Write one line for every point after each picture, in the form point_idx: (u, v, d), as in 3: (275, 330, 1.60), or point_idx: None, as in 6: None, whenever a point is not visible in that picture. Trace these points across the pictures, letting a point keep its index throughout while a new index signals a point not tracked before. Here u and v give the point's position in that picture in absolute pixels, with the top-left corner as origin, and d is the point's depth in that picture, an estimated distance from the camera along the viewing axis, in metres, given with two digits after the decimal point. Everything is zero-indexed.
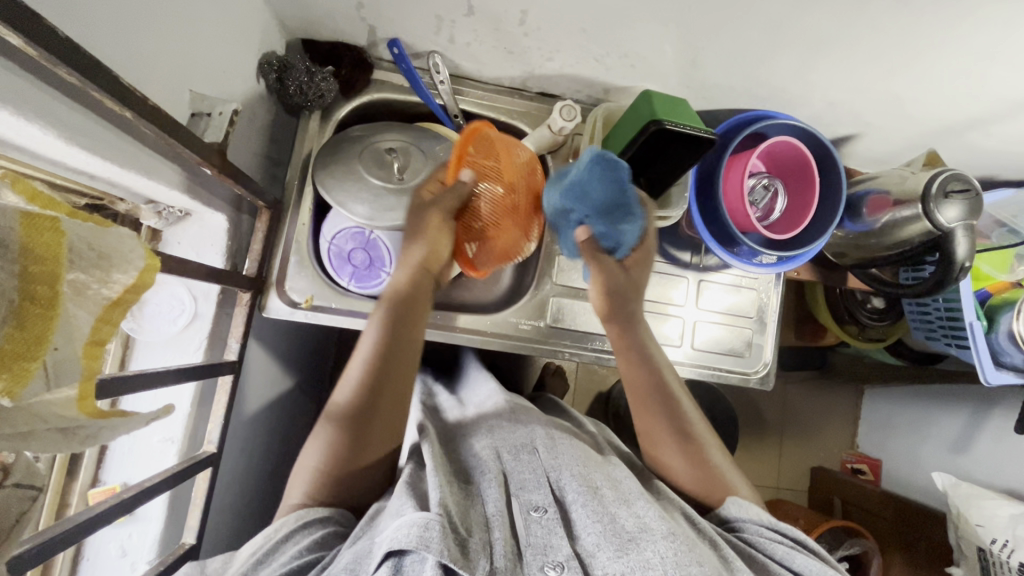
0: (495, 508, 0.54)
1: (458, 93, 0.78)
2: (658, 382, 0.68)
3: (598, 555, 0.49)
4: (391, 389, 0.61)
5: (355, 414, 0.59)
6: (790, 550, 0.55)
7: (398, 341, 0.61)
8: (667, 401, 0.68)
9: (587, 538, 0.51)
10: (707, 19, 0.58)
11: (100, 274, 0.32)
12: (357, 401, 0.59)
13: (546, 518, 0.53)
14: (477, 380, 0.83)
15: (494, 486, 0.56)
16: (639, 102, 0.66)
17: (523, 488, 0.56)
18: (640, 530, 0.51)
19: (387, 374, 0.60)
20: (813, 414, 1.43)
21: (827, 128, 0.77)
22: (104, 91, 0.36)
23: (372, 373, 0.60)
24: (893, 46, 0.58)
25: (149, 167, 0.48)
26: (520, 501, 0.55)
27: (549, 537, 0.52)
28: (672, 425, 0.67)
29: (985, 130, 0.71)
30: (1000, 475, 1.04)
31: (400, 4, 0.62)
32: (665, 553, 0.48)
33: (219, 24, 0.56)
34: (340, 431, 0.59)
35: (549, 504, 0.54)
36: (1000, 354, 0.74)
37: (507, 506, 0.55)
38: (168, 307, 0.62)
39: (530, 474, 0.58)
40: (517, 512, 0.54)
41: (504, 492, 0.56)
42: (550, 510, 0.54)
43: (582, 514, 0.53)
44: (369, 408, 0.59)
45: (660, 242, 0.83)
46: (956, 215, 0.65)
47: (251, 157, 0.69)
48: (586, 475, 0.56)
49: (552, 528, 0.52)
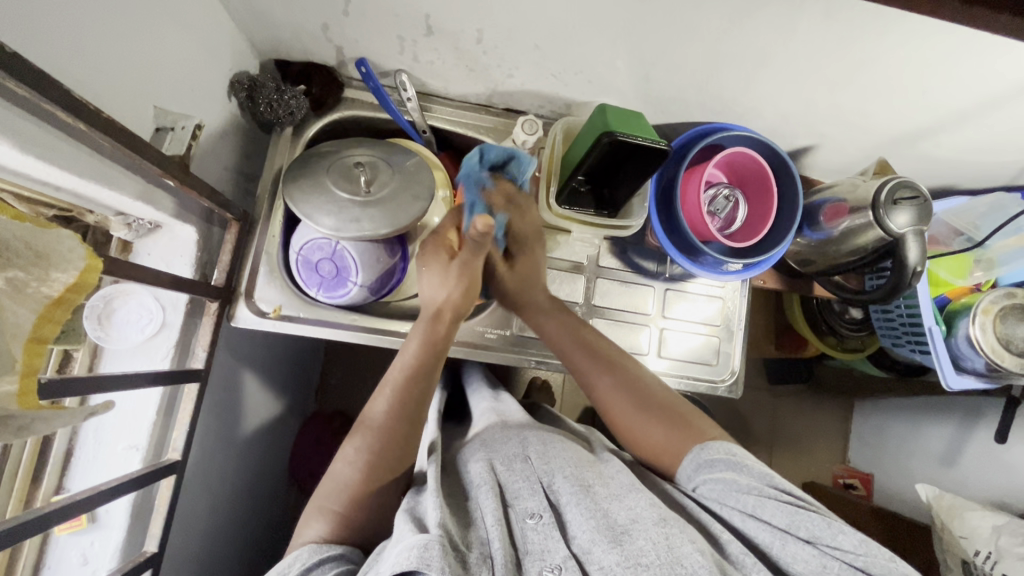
0: (492, 519, 0.51)
1: (426, 110, 0.81)
2: (579, 338, 0.71)
3: (593, 550, 0.48)
4: (417, 414, 0.62)
5: (385, 432, 0.60)
6: (760, 500, 0.53)
7: (425, 374, 0.64)
8: (595, 353, 0.70)
9: (581, 536, 0.49)
10: (651, 37, 0.61)
11: (38, 272, 0.34)
12: (388, 423, 0.61)
13: (542, 524, 0.51)
14: (480, 396, 0.82)
15: (488, 496, 0.54)
16: (595, 116, 0.68)
17: (518, 497, 0.54)
18: (632, 521, 0.50)
19: (412, 402, 0.62)
20: (803, 428, 1.41)
21: (784, 139, 0.80)
22: (52, 101, 0.38)
23: (399, 398, 0.62)
24: (830, 62, 0.61)
25: (109, 177, 0.50)
26: (516, 510, 0.53)
27: (546, 542, 0.49)
28: (610, 373, 0.68)
29: (935, 140, 0.74)
30: (988, 486, 1.00)
31: (363, 26, 0.66)
32: (657, 538, 0.47)
33: (184, 44, 0.59)
34: (369, 445, 0.59)
35: (543, 509, 0.52)
36: (962, 359, 0.76)
37: (503, 516, 0.52)
38: (136, 316, 0.63)
39: (525, 482, 0.56)
40: (514, 521, 0.52)
41: (499, 503, 0.53)
42: (545, 515, 0.52)
43: (576, 513, 0.51)
44: (400, 429, 0.61)
45: (626, 252, 0.84)
46: (907, 221, 0.67)
47: (224, 172, 0.72)
48: (578, 475, 0.55)
49: (548, 533, 0.50)
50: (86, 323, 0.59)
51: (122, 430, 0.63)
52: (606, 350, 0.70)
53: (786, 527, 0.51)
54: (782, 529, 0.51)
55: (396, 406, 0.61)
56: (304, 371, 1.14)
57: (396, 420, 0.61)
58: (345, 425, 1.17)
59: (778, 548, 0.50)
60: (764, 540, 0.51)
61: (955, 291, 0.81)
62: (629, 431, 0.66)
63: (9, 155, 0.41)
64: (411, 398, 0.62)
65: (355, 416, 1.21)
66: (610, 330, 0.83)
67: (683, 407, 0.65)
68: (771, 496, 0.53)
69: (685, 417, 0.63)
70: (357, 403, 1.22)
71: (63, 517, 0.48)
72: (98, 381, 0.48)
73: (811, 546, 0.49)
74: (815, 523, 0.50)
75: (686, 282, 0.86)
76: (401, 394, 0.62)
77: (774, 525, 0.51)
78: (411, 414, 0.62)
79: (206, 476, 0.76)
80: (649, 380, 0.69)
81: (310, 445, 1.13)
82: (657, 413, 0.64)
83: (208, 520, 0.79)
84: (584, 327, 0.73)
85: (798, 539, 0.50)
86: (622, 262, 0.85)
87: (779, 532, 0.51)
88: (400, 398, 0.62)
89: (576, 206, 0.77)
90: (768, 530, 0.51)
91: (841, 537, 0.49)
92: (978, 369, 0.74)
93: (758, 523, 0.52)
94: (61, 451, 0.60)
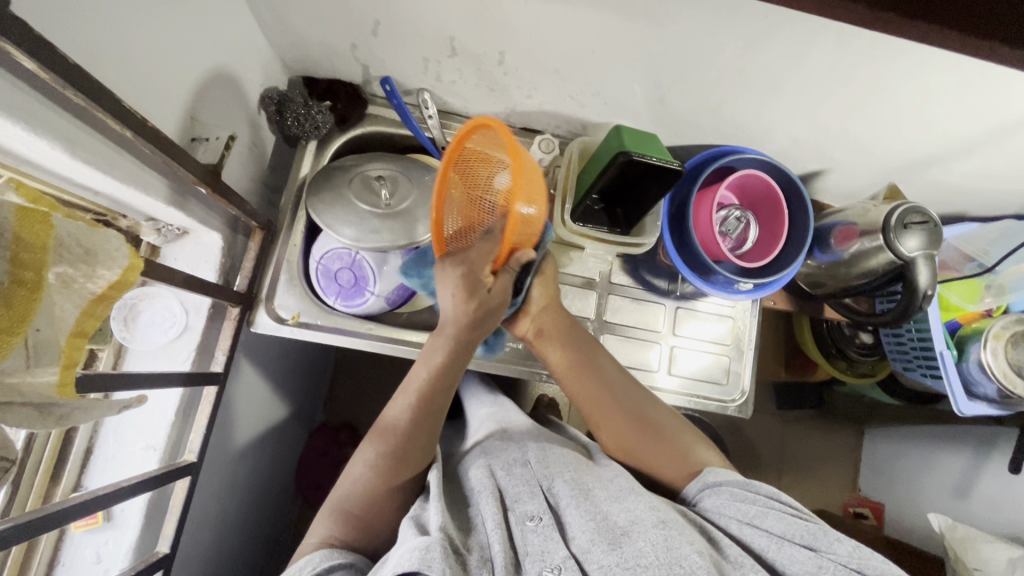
0: (492, 523, 0.51)
1: (446, 127, 0.84)
2: (589, 362, 0.70)
3: (592, 550, 0.48)
4: (432, 432, 0.63)
5: (406, 436, 0.61)
6: (760, 509, 0.53)
7: (444, 388, 0.64)
8: (602, 375, 0.69)
9: (581, 537, 0.49)
10: (667, 61, 0.63)
11: (86, 269, 0.36)
12: (411, 426, 0.61)
13: (542, 527, 0.51)
14: (479, 404, 0.81)
15: (489, 501, 0.54)
16: (611, 135, 0.70)
17: (518, 501, 0.54)
18: (632, 523, 0.50)
19: (429, 420, 0.62)
20: (813, 455, 1.38)
21: (795, 163, 0.82)
22: (103, 109, 0.41)
23: (420, 410, 0.62)
24: (840, 89, 0.63)
25: (148, 184, 0.53)
26: (515, 514, 0.53)
27: (545, 544, 0.49)
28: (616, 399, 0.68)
29: (946, 167, 0.75)
30: (1002, 518, 0.97)
31: (389, 45, 0.69)
32: (657, 539, 0.47)
33: (219, 59, 0.62)
34: (388, 447, 0.60)
35: (543, 512, 0.52)
36: (974, 385, 0.76)
37: (502, 520, 0.52)
38: (161, 318, 0.65)
39: (525, 486, 0.56)
40: (514, 524, 0.52)
41: (500, 508, 0.53)
42: (545, 518, 0.52)
43: (576, 516, 0.51)
44: (415, 438, 0.61)
45: (638, 270, 0.86)
46: (917, 244, 0.68)
47: (250, 182, 0.74)
48: (578, 479, 0.56)
49: (548, 535, 0.50)
50: (114, 323, 0.62)
51: (142, 429, 0.64)
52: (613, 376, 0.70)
53: (783, 534, 0.51)
54: (779, 536, 0.51)
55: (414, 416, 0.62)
56: (314, 381, 1.15)
57: (415, 429, 0.61)
58: (352, 437, 1.17)
59: (774, 552, 0.50)
60: (761, 546, 0.51)
61: (966, 316, 0.83)
62: (621, 442, 0.67)
63: (58, 158, 0.43)
64: (430, 417, 0.63)
65: (361, 428, 1.21)
66: (621, 347, 0.84)
67: (681, 436, 0.65)
68: (774, 507, 0.53)
69: (677, 443, 0.65)
70: (364, 415, 1.23)
71: (82, 513, 0.49)
72: (121, 378, 0.49)
73: (810, 550, 0.49)
74: (812, 531, 0.50)
75: (697, 301, 0.87)
76: (424, 402, 0.63)
77: (772, 533, 0.51)
78: (427, 432, 0.62)
79: (214, 481, 0.77)
80: (646, 399, 0.69)
81: (316, 456, 1.12)
82: (646, 434, 0.65)
83: (214, 525, 0.79)
84: (596, 355, 0.71)
85: (796, 545, 0.50)
86: (633, 279, 0.86)
87: (776, 538, 0.50)
88: (423, 408, 0.62)
89: (588, 222, 0.79)
90: (765, 536, 0.51)
91: (837, 544, 0.49)
92: (991, 396, 0.74)
93: (755, 530, 0.52)
94: (81, 448, 0.61)
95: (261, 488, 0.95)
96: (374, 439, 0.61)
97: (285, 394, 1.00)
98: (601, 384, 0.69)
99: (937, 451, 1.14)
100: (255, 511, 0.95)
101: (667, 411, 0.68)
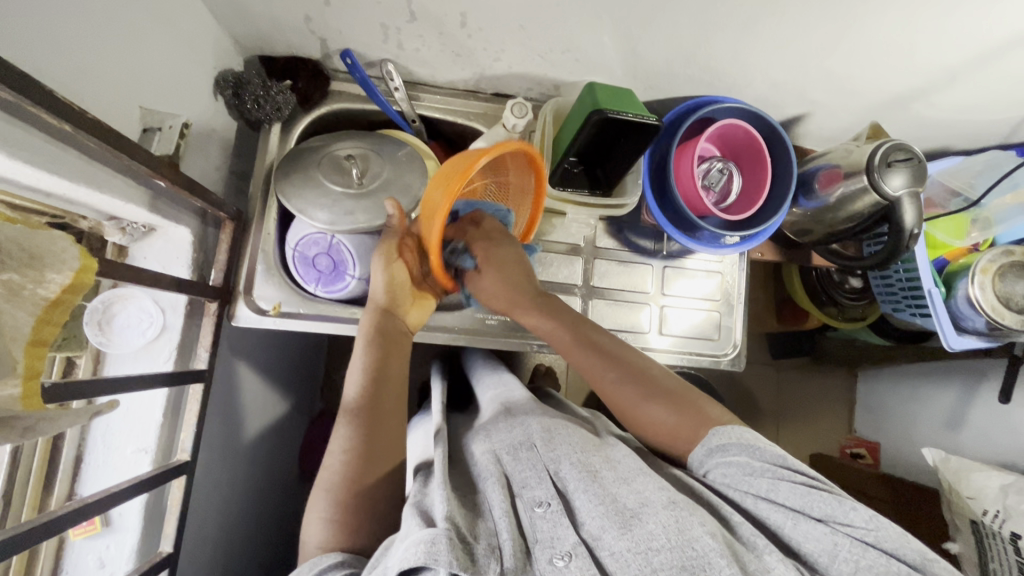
0: (499, 510, 0.51)
1: (415, 99, 0.81)
2: (581, 333, 0.67)
3: (603, 536, 0.47)
4: (386, 392, 0.63)
5: (368, 398, 0.62)
6: (772, 482, 0.52)
7: (385, 356, 0.65)
8: (596, 346, 0.67)
9: (590, 522, 0.49)
10: (637, 11, 0.60)
11: (32, 273, 0.35)
12: (369, 390, 0.62)
13: (550, 512, 0.50)
14: (484, 385, 0.80)
15: (496, 488, 0.53)
16: (584, 94, 0.68)
17: (525, 487, 0.54)
18: (641, 505, 0.49)
19: (381, 383, 0.63)
20: (810, 401, 1.40)
21: (776, 109, 0.79)
22: (33, 101, 0.38)
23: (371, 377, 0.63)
24: (815, 25, 0.60)
25: (98, 180, 0.50)
26: (524, 500, 0.52)
27: (555, 530, 0.49)
28: (612, 366, 0.65)
29: (928, 101, 0.73)
30: (991, 446, 0.99)
31: (344, 14, 0.65)
32: (668, 521, 0.47)
33: (163, 42, 0.58)
34: (354, 419, 0.60)
35: (551, 497, 0.52)
36: (962, 320, 0.76)
37: (510, 507, 0.52)
38: (137, 320, 0.63)
39: (532, 471, 0.55)
40: (522, 511, 0.52)
41: (507, 495, 0.53)
42: (553, 503, 0.51)
43: (584, 500, 0.50)
44: (374, 409, 0.61)
45: (621, 232, 0.84)
46: (901, 183, 0.67)
47: (215, 172, 0.72)
48: (584, 461, 0.55)
49: (557, 520, 0.49)
50: (87, 328, 0.59)
51: (131, 433, 0.63)
52: (610, 347, 0.67)
53: (799, 508, 0.51)
54: (795, 509, 0.51)
55: (376, 377, 0.63)
56: (308, 370, 1.14)
57: (376, 393, 0.62)
58: None
59: (790, 528, 0.50)
60: (776, 521, 0.51)
61: (953, 253, 0.82)
62: (620, 404, 0.65)
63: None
64: (386, 376, 0.64)
65: None
66: (612, 310, 0.83)
67: (684, 391, 0.64)
68: (785, 478, 0.52)
69: (683, 399, 0.62)
70: None
71: (77, 519, 0.48)
72: (98, 385, 0.47)
73: (824, 525, 0.49)
74: (826, 501, 0.50)
75: (685, 259, 0.86)
76: (373, 369, 0.64)
77: (787, 507, 0.51)
78: (385, 392, 0.63)
79: (215, 477, 0.76)
80: (647, 366, 0.66)
81: (317, 442, 1.12)
82: (651, 394, 0.63)
83: (219, 521, 0.79)
84: (589, 326, 0.69)
85: (811, 519, 0.50)
86: (618, 242, 0.85)
87: (791, 513, 0.51)
88: (373, 371, 0.63)
89: (570, 187, 0.76)
90: (780, 512, 0.51)
91: (853, 515, 0.49)
92: (980, 329, 0.75)
93: (770, 505, 0.52)
94: (70, 457, 0.60)
95: (265, 479, 0.95)
96: (343, 418, 0.61)
97: (280, 385, 0.98)
98: (594, 353, 0.66)
99: (928, 388, 1.15)
100: (262, 502, 0.95)
101: (661, 371, 0.66)
